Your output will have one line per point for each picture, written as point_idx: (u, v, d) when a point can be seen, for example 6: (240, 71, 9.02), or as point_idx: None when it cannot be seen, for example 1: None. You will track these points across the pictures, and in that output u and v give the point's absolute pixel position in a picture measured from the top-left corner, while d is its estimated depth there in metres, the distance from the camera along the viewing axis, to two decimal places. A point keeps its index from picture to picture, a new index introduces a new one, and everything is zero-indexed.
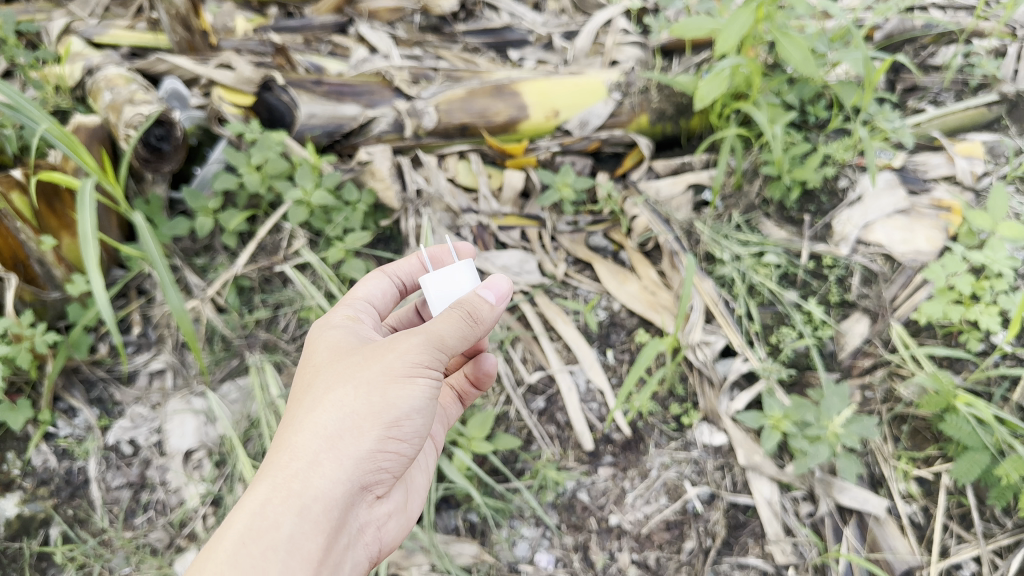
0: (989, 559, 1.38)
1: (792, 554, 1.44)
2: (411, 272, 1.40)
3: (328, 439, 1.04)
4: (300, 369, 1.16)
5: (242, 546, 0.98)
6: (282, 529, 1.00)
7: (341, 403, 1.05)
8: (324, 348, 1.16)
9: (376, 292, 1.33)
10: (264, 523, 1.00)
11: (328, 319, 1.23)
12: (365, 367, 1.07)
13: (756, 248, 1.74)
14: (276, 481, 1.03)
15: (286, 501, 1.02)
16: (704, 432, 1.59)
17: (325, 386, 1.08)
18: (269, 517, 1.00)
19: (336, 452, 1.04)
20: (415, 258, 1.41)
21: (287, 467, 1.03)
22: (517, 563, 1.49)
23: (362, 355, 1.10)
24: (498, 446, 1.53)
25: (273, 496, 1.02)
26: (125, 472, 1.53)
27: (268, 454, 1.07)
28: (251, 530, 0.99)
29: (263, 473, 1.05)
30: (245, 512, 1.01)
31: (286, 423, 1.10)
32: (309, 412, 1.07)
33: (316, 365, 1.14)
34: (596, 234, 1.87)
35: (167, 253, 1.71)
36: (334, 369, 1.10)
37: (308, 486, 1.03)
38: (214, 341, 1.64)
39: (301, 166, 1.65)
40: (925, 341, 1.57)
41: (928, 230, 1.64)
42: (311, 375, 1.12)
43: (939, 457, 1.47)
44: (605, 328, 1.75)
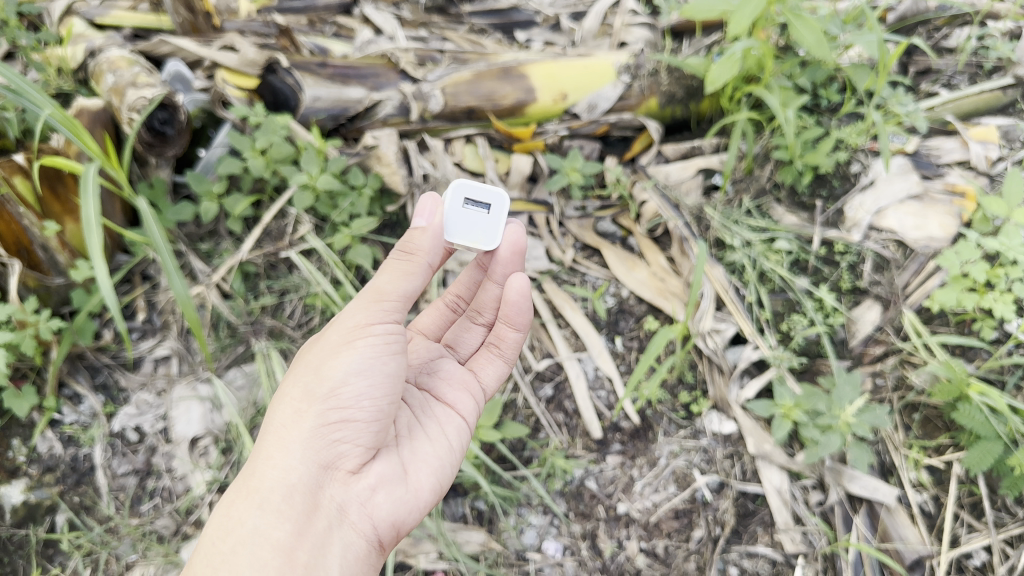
0: (999, 548, 1.37)
1: (801, 544, 1.43)
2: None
3: (279, 428, 1.13)
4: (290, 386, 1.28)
5: (211, 542, 1.07)
6: (245, 522, 1.08)
7: (288, 395, 1.15)
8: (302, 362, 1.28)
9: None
10: (231, 519, 1.09)
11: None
12: (310, 355, 1.16)
13: (767, 234, 1.71)
14: (243, 479, 1.13)
15: (249, 496, 1.10)
16: (714, 420, 1.58)
17: (284, 387, 1.18)
18: (233, 512, 1.09)
19: (287, 436, 1.12)
20: None
21: (251, 464, 1.13)
22: (525, 551, 1.48)
23: (313, 349, 1.18)
24: (506, 434, 1.53)
25: (238, 496, 1.11)
26: (131, 459, 1.52)
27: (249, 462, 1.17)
28: (220, 527, 1.08)
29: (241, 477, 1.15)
30: (217, 517, 1.10)
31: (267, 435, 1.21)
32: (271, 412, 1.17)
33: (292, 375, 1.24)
34: (604, 219, 1.85)
35: (171, 239, 1.68)
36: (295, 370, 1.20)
37: (266, 475, 1.11)
38: (220, 327, 1.63)
39: (307, 150, 1.62)
40: (937, 329, 1.56)
41: (941, 217, 1.62)
42: None
43: (951, 445, 1.46)
44: (613, 315, 1.73)
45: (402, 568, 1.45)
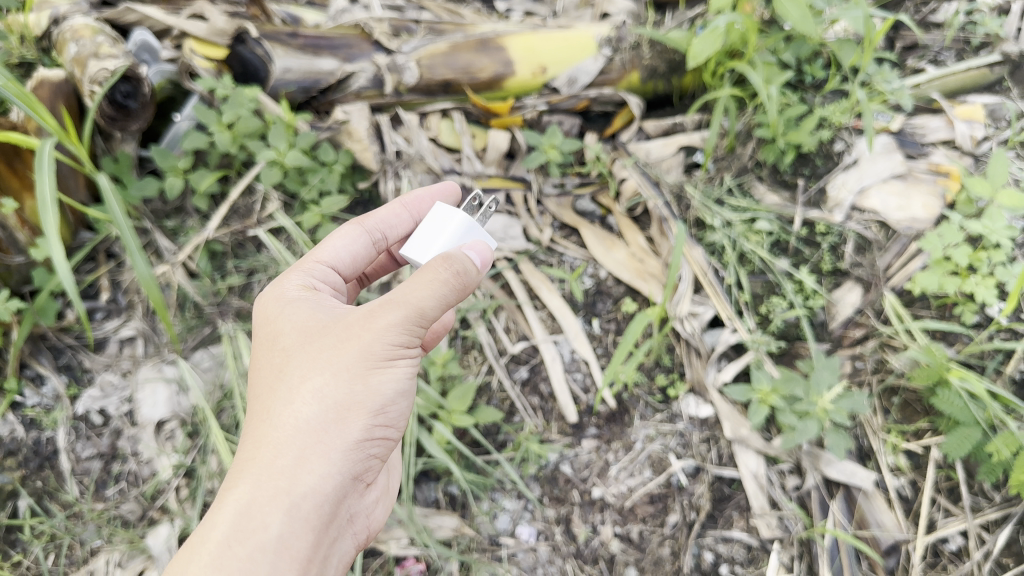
0: (976, 533, 1.37)
1: (777, 529, 1.43)
2: (391, 222, 1.31)
3: (311, 433, 1.01)
4: (262, 351, 1.10)
5: (227, 550, 0.95)
6: (270, 531, 0.97)
7: (320, 393, 1.01)
8: (286, 325, 1.09)
9: (344, 249, 1.25)
10: (252, 523, 0.97)
11: (282, 292, 1.15)
12: (342, 351, 1.01)
13: (748, 214, 1.67)
14: (260, 478, 1.00)
15: (274, 500, 0.99)
16: (691, 403, 1.56)
17: (300, 374, 1.02)
18: (256, 517, 0.98)
19: (324, 445, 1.01)
20: (399, 208, 1.32)
21: (271, 463, 1.00)
22: (498, 536, 1.47)
23: (335, 335, 1.03)
24: (479, 419, 1.49)
25: (258, 493, 0.99)
26: (95, 443, 1.49)
27: (246, 450, 1.03)
28: (238, 531, 0.97)
29: (246, 469, 1.01)
30: (229, 513, 0.98)
31: (256, 416, 1.06)
32: (286, 404, 1.02)
33: (285, 350, 1.07)
34: (584, 197, 1.78)
35: (137, 216, 1.64)
36: (306, 352, 1.04)
37: (296, 483, 1.00)
38: (186, 308, 1.59)
39: (274, 124, 1.57)
40: (918, 313, 1.54)
41: (925, 197, 1.59)
42: (280, 361, 1.06)
43: (929, 430, 1.45)
44: (590, 296, 1.69)
45: (373, 553, 1.43)
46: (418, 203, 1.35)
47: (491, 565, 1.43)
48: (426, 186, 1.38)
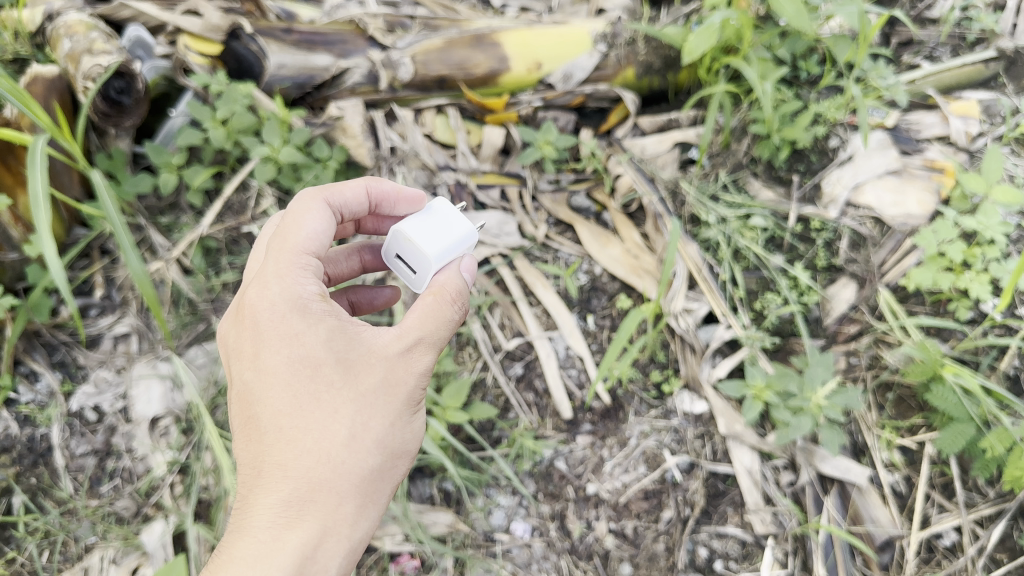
0: (969, 529, 1.38)
1: (771, 524, 1.43)
2: (354, 201, 1.24)
3: (365, 479, 1.08)
4: (290, 375, 1.07)
5: None
6: (333, 571, 1.05)
7: (379, 442, 1.08)
8: (323, 351, 1.07)
9: (320, 229, 1.15)
10: (318, 568, 1.03)
11: (304, 304, 1.08)
12: (397, 402, 1.09)
13: (743, 210, 1.67)
14: (324, 524, 1.04)
15: (336, 543, 1.05)
16: (685, 399, 1.56)
17: (360, 421, 1.07)
18: (319, 562, 1.03)
19: (374, 487, 1.10)
20: (361, 188, 1.23)
21: (335, 510, 1.05)
22: (493, 532, 1.48)
23: (388, 381, 1.08)
24: (474, 416, 1.49)
25: (324, 539, 1.04)
26: (90, 440, 1.49)
27: (295, 493, 1.04)
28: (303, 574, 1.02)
29: (302, 515, 1.04)
30: (297, 560, 1.02)
31: (295, 451, 1.05)
32: (347, 451, 1.06)
33: (333, 386, 1.06)
34: (579, 193, 1.79)
35: (131, 212, 1.63)
36: (360, 396, 1.07)
37: (355, 526, 1.08)
38: (180, 304, 1.59)
39: (268, 121, 1.57)
40: (913, 309, 1.54)
41: (920, 193, 1.59)
42: (329, 400, 1.06)
43: (923, 426, 1.45)
44: (585, 293, 1.69)
45: (368, 549, 1.44)
46: (381, 195, 1.27)
47: (486, 562, 1.45)
48: (396, 184, 1.30)
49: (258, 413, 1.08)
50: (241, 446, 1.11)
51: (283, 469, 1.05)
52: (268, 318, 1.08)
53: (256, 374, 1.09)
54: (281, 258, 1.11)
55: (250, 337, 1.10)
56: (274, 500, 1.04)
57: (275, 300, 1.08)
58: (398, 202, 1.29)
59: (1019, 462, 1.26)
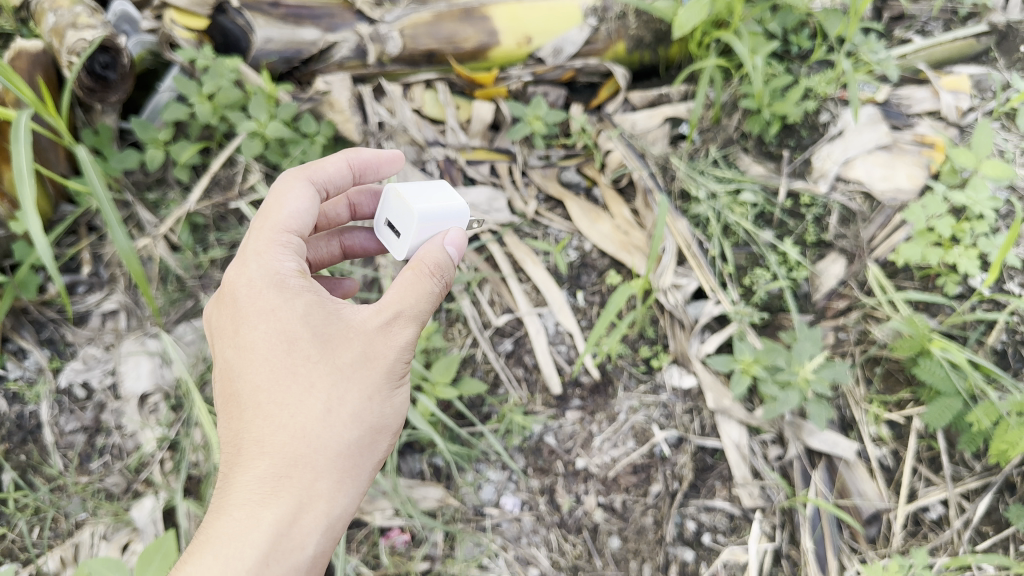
0: (956, 502, 1.42)
1: (759, 498, 1.45)
2: (337, 176, 1.24)
3: (344, 455, 1.07)
4: (268, 350, 1.07)
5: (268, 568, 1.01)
6: (310, 549, 1.05)
7: (356, 417, 1.08)
8: (299, 326, 1.08)
9: (302, 209, 1.18)
10: (293, 544, 1.03)
11: (281, 280, 1.10)
12: (374, 375, 1.08)
13: (732, 185, 1.67)
14: (299, 500, 1.04)
15: (312, 520, 1.05)
16: (674, 374, 1.56)
17: (337, 396, 1.06)
18: (296, 538, 1.04)
19: (354, 464, 1.09)
20: (341, 160, 1.25)
21: (311, 485, 1.05)
22: (483, 506, 1.49)
23: (363, 354, 1.08)
24: (463, 391, 1.50)
25: (299, 515, 1.04)
26: (79, 416, 1.49)
27: (270, 468, 1.05)
28: (278, 549, 1.02)
29: (275, 491, 1.04)
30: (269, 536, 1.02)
31: (272, 427, 1.06)
32: (323, 426, 1.06)
33: (309, 360, 1.07)
34: (569, 168, 1.77)
35: (118, 189, 1.62)
36: (336, 370, 1.07)
37: (333, 503, 1.07)
38: (168, 280, 1.59)
39: (255, 96, 1.56)
40: (902, 284, 1.54)
41: (909, 168, 1.59)
42: (303, 375, 1.06)
43: (911, 400, 1.47)
44: (575, 269, 1.69)
45: (358, 524, 1.45)
46: (364, 165, 1.29)
47: (475, 536, 1.46)
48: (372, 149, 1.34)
49: (238, 390, 1.09)
50: (224, 423, 1.12)
51: (260, 445, 1.06)
52: (246, 294, 1.10)
53: (237, 351, 1.10)
54: (261, 237, 1.14)
55: (231, 315, 1.11)
56: (251, 477, 1.05)
57: (253, 277, 1.11)
58: (381, 167, 1.33)
59: (1005, 436, 1.27)
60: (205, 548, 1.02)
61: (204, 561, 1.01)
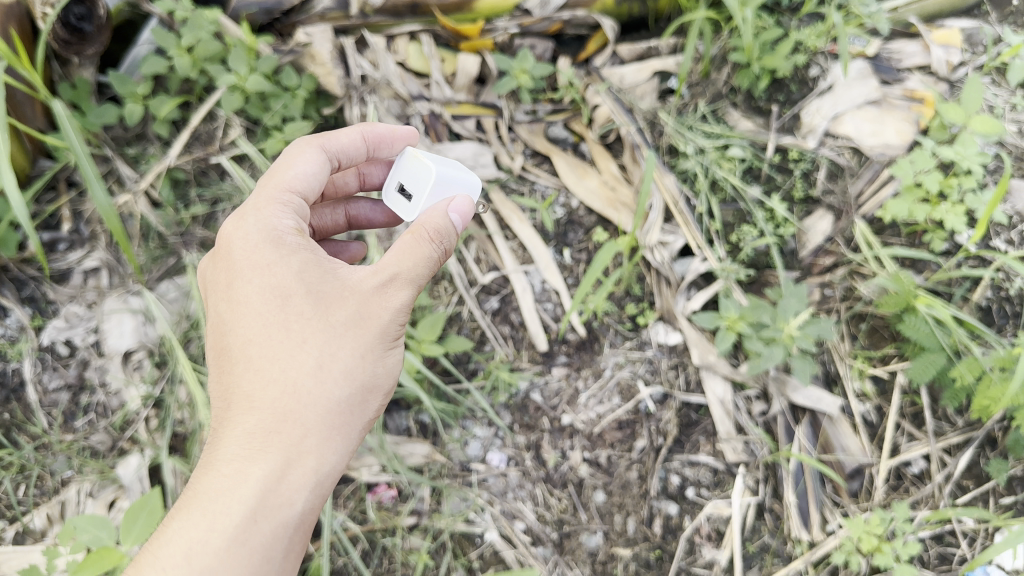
0: (937, 457, 1.44)
1: (743, 453, 1.47)
2: (349, 147, 1.24)
3: (334, 414, 1.07)
4: (261, 305, 1.07)
5: (254, 522, 1.02)
6: (298, 506, 1.05)
7: (348, 376, 1.07)
8: (294, 282, 1.07)
9: (309, 172, 1.18)
10: (280, 500, 1.04)
11: (278, 237, 1.09)
12: (367, 336, 1.07)
13: (721, 140, 1.64)
14: (288, 457, 1.04)
15: (300, 477, 1.05)
16: (660, 331, 1.56)
17: (329, 354, 1.06)
18: (283, 493, 1.04)
19: (344, 422, 1.09)
20: (355, 132, 1.25)
21: (299, 442, 1.05)
22: (469, 462, 1.50)
23: (357, 313, 1.07)
24: (449, 348, 1.49)
25: (286, 471, 1.04)
26: (62, 374, 1.49)
27: (259, 424, 1.05)
28: (265, 505, 1.03)
29: (264, 446, 1.04)
30: (256, 491, 1.03)
31: (263, 382, 1.06)
32: (314, 383, 1.05)
33: (303, 317, 1.06)
34: (556, 124, 1.74)
35: (97, 144, 1.59)
36: (329, 328, 1.06)
37: (323, 460, 1.07)
38: (149, 238, 1.57)
39: (234, 48, 1.53)
40: (888, 241, 1.54)
41: (899, 123, 1.58)
42: (296, 331, 1.06)
43: (895, 355, 1.48)
44: (562, 226, 1.68)
45: (345, 481, 1.46)
46: (377, 138, 1.28)
47: (462, 491, 1.47)
48: (388, 127, 1.33)
49: (230, 344, 1.09)
50: (216, 376, 1.12)
51: (251, 400, 1.06)
52: (241, 249, 1.09)
53: (230, 305, 1.09)
54: (262, 195, 1.14)
55: (225, 269, 1.11)
56: (241, 431, 1.05)
57: (250, 232, 1.10)
58: (394, 142, 1.31)
59: (987, 391, 1.29)
60: (194, 502, 1.03)
61: (193, 514, 1.02)
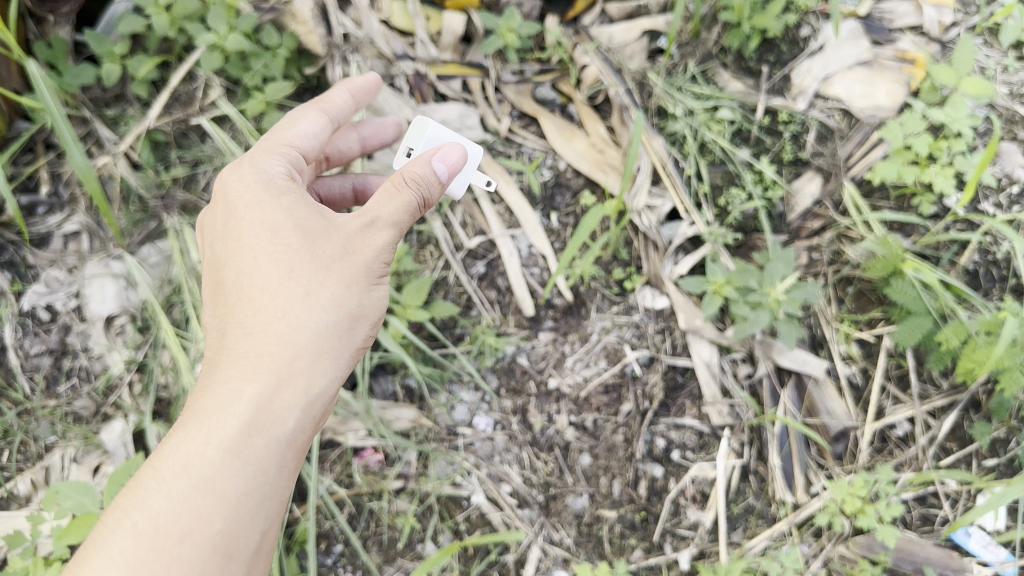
0: (922, 419, 1.45)
1: (728, 416, 1.48)
2: (343, 109, 1.29)
3: (323, 341, 1.06)
4: (250, 238, 1.07)
5: (246, 439, 1.01)
6: (289, 426, 1.04)
7: (336, 304, 1.05)
8: (283, 217, 1.07)
9: (308, 132, 1.20)
10: (272, 420, 1.03)
11: (269, 180, 1.10)
12: (354, 264, 1.06)
13: (710, 102, 1.60)
14: (278, 380, 1.04)
15: (291, 399, 1.05)
16: (647, 295, 1.55)
17: (317, 281, 1.04)
18: (275, 412, 1.03)
19: (333, 350, 1.07)
20: (344, 91, 1.29)
21: (289, 366, 1.04)
22: (456, 426, 1.50)
23: (344, 245, 1.06)
24: (434, 314, 1.47)
25: (277, 393, 1.04)
26: (44, 339, 1.47)
27: (251, 350, 1.05)
28: (258, 422, 1.02)
29: (256, 371, 1.04)
30: (247, 410, 1.02)
31: (254, 312, 1.06)
32: (303, 309, 1.04)
33: (291, 248, 1.05)
34: (543, 84, 1.68)
35: (75, 105, 1.56)
36: (316, 258, 1.05)
37: (312, 385, 1.06)
38: (130, 201, 1.54)
39: (213, 7, 1.49)
40: (877, 204, 1.53)
41: (889, 84, 1.55)
42: (285, 261, 1.05)
43: (882, 319, 1.47)
44: (549, 189, 1.66)
45: (331, 445, 1.47)
46: (360, 90, 1.33)
47: (448, 455, 1.48)
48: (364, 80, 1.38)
49: (224, 279, 1.09)
50: (212, 315, 1.12)
51: (243, 330, 1.06)
52: (234, 190, 1.10)
53: (223, 242, 1.10)
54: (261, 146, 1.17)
55: (218, 210, 1.11)
56: (233, 358, 1.05)
57: (243, 174, 1.11)
58: (371, 91, 1.35)
59: (973, 354, 1.30)
60: (190, 420, 1.03)
61: (188, 433, 1.03)
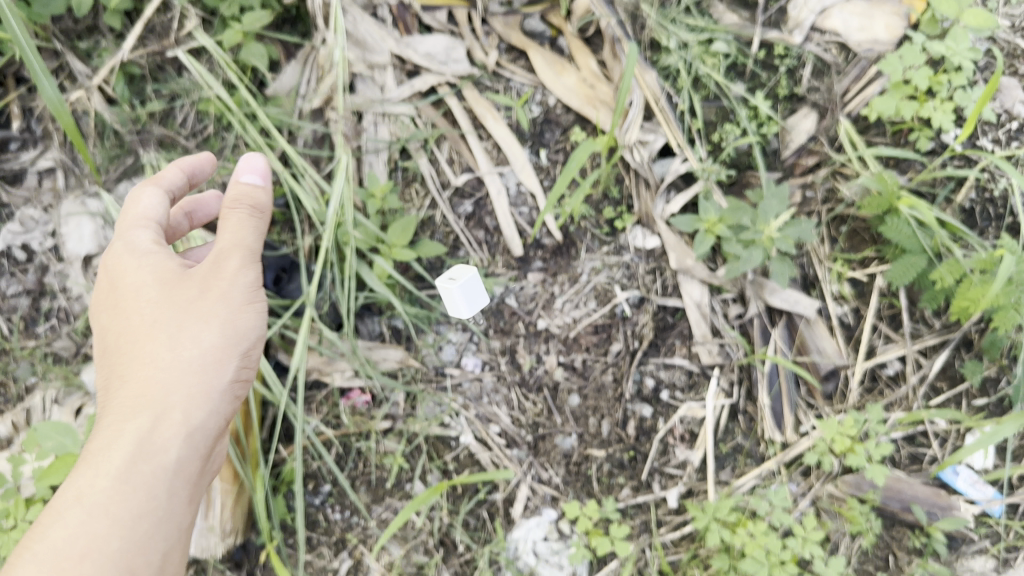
0: (913, 359, 1.44)
1: (718, 355, 1.47)
2: (179, 183, 1.25)
3: (194, 373, 1.09)
4: (118, 299, 1.12)
5: (131, 468, 1.06)
6: (171, 453, 1.08)
7: (198, 339, 1.09)
8: (146, 275, 1.12)
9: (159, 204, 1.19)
10: (152, 448, 1.07)
11: (132, 246, 1.14)
12: (211, 304, 1.09)
13: (705, 35, 1.52)
14: (152, 418, 1.08)
15: (168, 431, 1.08)
16: (638, 235, 1.51)
17: (177, 323, 1.09)
18: (156, 443, 1.08)
19: (205, 386, 1.10)
20: (177, 169, 1.25)
21: (162, 403, 1.08)
22: (443, 367, 1.48)
23: (200, 284, 1.10)
24: (421, 254, 1.45)
25: (155, 428, 1.08)
26: (21, 280, 1.45)
27: (125, 396, 1.09)
28: (142, 451, 1.07)
29: (129, 414, 1.08)
30: (129, 443, 1.07)
31: (126, 363, 1.10)
32: (169, 351, 1.09)
33: (151, 302, 1.10)
34: (533, 16, 1.57)
35: (46, 37, 1.50)
36: (175, 304, 1.09)
37: (189, 417, 1.09)
38: (105, 136, 1.51)
39: None
40: (873, 140, 1.50)
41: (887, 18, 1.48)
42: (144, 314, 1.10)
43: (875, 258, 1.45)
44: (538, 125, 1.58)
45: (319, 386, 1.48)
46: (189, 167, 1.28)
47: (436, 396, 1.47)
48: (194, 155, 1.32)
49: (107, 345, 1.14)
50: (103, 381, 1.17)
51: (123, 378, 1.11)
52: (107, 262, 1.15)
53: (106, 308, 1.14)
54: (124, 223, 1.17)
55: (100, 286, 1.16)
56: (115, 405, 1.10)
57: (114, 250, 1.16)
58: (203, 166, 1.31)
59: (968, 293, 1.27)
60: (83, 462, 1.08)
61: (78, 473, 1.07)
